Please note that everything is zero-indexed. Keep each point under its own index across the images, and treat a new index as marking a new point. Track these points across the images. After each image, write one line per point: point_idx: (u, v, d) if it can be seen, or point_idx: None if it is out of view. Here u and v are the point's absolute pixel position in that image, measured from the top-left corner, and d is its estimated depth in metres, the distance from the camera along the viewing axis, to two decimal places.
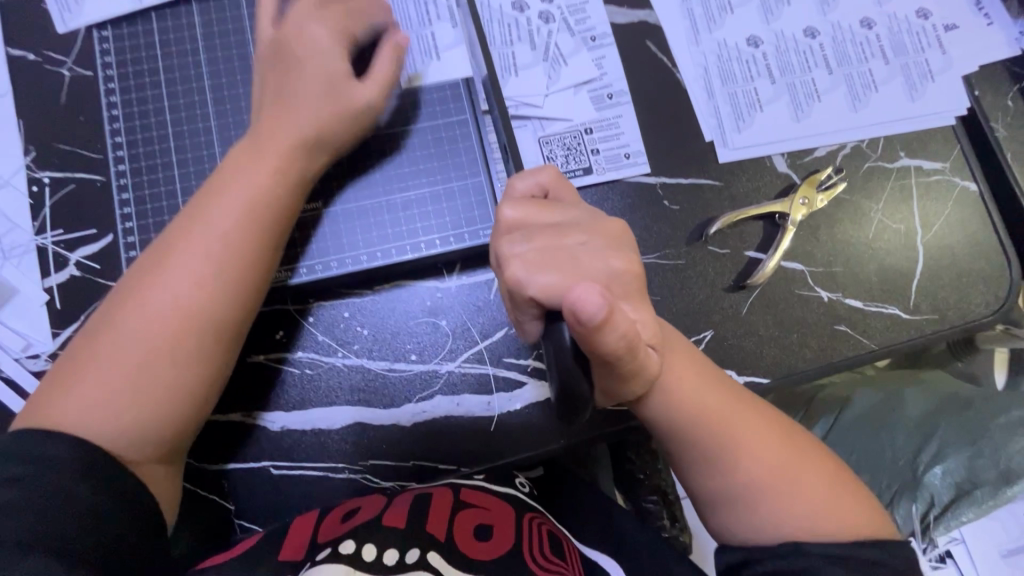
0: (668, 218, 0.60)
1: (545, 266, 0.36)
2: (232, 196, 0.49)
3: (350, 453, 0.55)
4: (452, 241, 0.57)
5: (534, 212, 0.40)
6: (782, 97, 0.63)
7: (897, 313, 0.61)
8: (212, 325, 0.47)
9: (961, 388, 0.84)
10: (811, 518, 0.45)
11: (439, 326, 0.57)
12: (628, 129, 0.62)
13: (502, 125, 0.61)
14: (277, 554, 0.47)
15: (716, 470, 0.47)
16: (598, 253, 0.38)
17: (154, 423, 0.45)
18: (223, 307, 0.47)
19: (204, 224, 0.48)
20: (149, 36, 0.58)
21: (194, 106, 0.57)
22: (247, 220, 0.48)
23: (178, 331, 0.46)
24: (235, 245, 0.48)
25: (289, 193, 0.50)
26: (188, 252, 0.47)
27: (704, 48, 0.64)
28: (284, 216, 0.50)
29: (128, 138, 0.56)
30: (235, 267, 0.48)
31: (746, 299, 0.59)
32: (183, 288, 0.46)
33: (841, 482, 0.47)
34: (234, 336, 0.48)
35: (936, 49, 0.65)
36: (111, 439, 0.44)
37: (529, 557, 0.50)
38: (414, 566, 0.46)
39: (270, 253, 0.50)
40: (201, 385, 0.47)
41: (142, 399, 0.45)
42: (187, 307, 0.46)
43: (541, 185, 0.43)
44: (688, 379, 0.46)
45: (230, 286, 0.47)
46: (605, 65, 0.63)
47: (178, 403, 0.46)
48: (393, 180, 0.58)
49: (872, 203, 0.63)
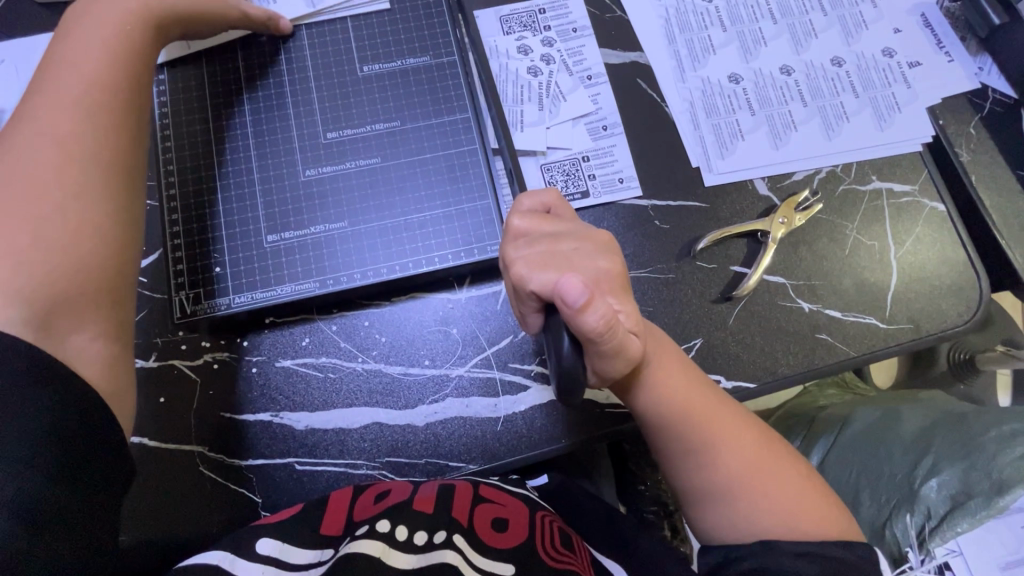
0: (659, 236, 0.66)
1: (543, 265, 0.42)
2: (78, 58, 0.53)
3: (369, 450, 0.60)
4: (462, 256, 0.63)
5: (537, 223, 0.46)
6: (761, 128, 0.70)
7: (874, 323, 0.65)
8: (100, 150, 0.51)
9: (956, 406, 0.86)
10: (785, 518, 0.49)
11: (450, 334, 0.63)
12: (621, 157, 0.68)
13: (509, 156, 0.68)
14: (319, 529, 0.52)
15: (700, 468, 0.51)
16: (589, 255, 0.43)
17: (74, 252, 0.47)
18: (108, 148, 0.51)
19: (66, 78, 0.52)
20: (199, 79, 0.66)
21: (236, 138, 0.65)
22: (110, 76, 0.53)
23: (68, 163, 0.49)
24: (102, 85, 0.53)
25: (140, 37, 0.57)
26: (54, 99, 0.51)
27: (689, 85, 0.71)
28: (140, 59, 0.56)
29: (178, 166, 0.64)
30: (110, 101, 0.53)
31: (733, 310, 0.64)
32: (55, 128, 0.49)
33: (814, 488, 0.51)
34: (127, 165, 0.52)
35: (902, 84, 0.72)
36: (25, 288, 0.44)
37: (542, 547, 0.53)
38: (442, 545, 0.50)
39: (135, 90, 0.55)
40: (110, 212, 0.50)
41: (56, 230, 0.47)
42: (70, 153, 0.49)
43: (545, 203, 0.49)
44: (676, 382, 0.51)
45: (109, 129, 0.52)
46: (600, 101, 0.70)
47: (94, 228, 0.48)
48: (409, 201, 0.64)
49: (848, 222, 0.68)
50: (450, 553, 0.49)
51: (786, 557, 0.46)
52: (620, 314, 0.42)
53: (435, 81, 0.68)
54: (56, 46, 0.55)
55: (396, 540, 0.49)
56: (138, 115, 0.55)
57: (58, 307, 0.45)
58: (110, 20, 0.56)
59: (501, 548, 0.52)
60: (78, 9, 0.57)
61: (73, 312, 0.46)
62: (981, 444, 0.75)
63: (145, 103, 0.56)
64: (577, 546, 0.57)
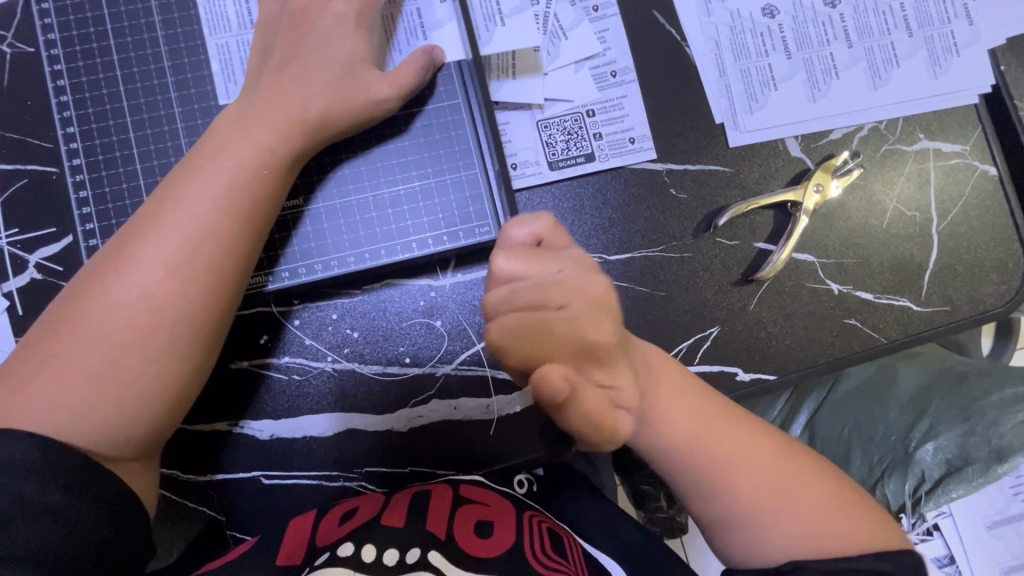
0: (675, 208, 0.57)
1: (517, 345, 0.32)
2: (208, 170, 0.44)
3: (345, 459, 0.53)
4: (445, 240, 0.53)
5: (521, 266, 0.34)
6: (798, 74, 0.59)
7: (908, 305, 0.59)
8: (194, 313, 0.42)
9: (954, 362, 0.79)
10: (815, 540, 0.41)
11: (434, 328, 0.54)
12: (633, 111, 0.57)
13: (486, 115, 0.54)
14: (274, 559, 0.46)
15: (711, 494, 0.43)
16: (578, 321, 0.33)
17: (131, 414, 0.41)
18: (198, 303, 0.42)
19: (180, 212, 0.43)
20: (97, 10, 0.51)
21: (154, 91, 0.51)
22: (227, 210, 0.43)
23: (156, 325, 0.41)
24: (216, 218, 0.43)
25: (275, 177, 0.46)
26: (161, 231, 0.42)
27: (715, 19, 0.59)
28: (270, 189, 0.46)
29: (82, 127, 0.50)
30: (223, 253, 0.43)
31: (755, 293, 0.57)
32: (155, 272, 0.41)
33: (845, 499, 0.44)
34: (219, 328, 0.44)
35: (963, 20, 0.61)
36: (80, 437, 0.39)
37: (531, 554, 0.47)
38: (415, 567, 0.44)
39: (257, 230, 0.45)
40: (187, 376, 0.43)
41: (130, 393, 0.41)
42: (157, 299, 0.41)
43: (536, 233, 0.37)
44: (669, 397, 0.44)
45: (206, 281, 0.42)
46: (608, 39, 0.58)
47: (160, 392, 0.42)
48: (379, 174, 0.53)
49: (888, 189, 0.59)
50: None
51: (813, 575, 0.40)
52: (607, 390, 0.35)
53: (407, 23, 0.53)
54: (235, 135, 0.45)
55: (363, 564, 0.44)
56: (251, 259, 0.45)
57: (104, 463, 0.40)
58: (274, 134, 0.46)
59: (483, 559, 0.46)
60: (291, 68, 0.47)
61: (119, 457, 0.41)
62: (980, 409, 0.72)
63: (261, 242, 0.46)
64: (571, 550, 0.51)
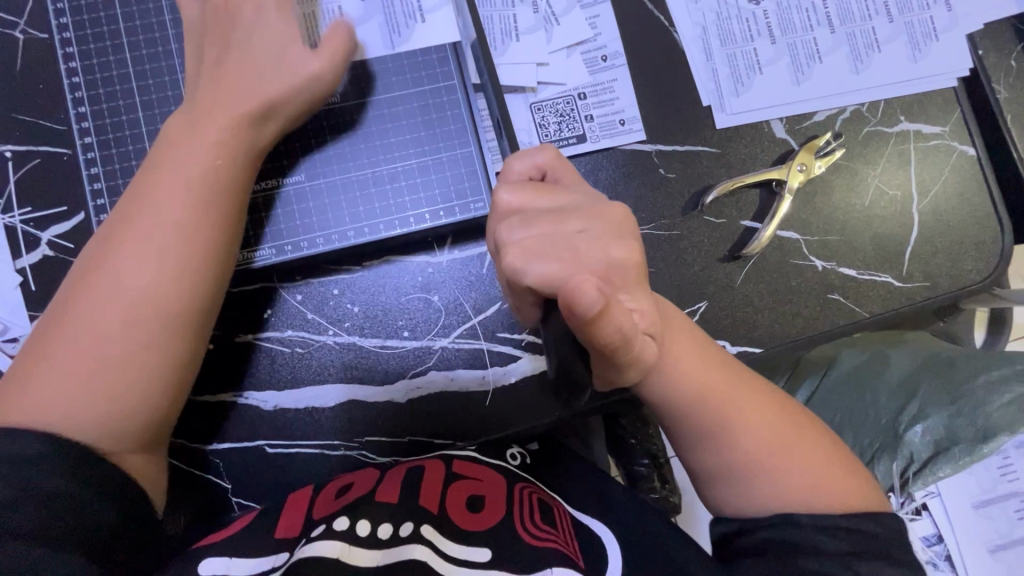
0: (664, 187, 0.59)
1: (543, 258, 0.34)
2: (176, 171, 0.46)
3: (346, 429, 0.55)
4: (442, 215, 0.55)
5: (531, 196, 0.37)
6: (782, 59, 0.61)
7: (888, 281, 0.61)
8: (181, 300, 0.44)
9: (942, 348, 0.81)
10: (807, 490, 0.43)
11: (432, 302, 0.56)
12: (623, 94, 0.59)
13: (492, 94, 0.58)
14: (273, 533, 0.47)
15: (710, 446, 0.45)
16: (599, 238, 0.35)
17: (131, 402, 0.42)
18: (184, 290, 0.44)
19: (153, 211, 0.44)
20: None
21: (162, 72, 0.53)
22: (197, 203, 0.45)
23: (144, 319, 0.43)
24: (191, 212, 0.45)
25: (241, 169, 0.48)
26: (138, 231, 0.44)
27: (703, 6, 0.61)
28: (239, 180, 0.48)
29: (93, 108, 0.52)
30: (202, 243, 0.45)
31: (741, 269, 0.59)
32: (139, 269, 0.43)
33: (838, 457, 0.45)
34: (206, 314, 0.46)
35: (942, 6, 0.63)
36: (85, 431, 0.41)
37: (521, 527, 0.49)
38: (409, 539, 0.46)
39: (231, 218, 0.47)
40: (181, 360, 0.45)
41: (129, 382, 0.42)
42: (145, 293, 0.43)
43: (539, 166, 0.40)
44: (681, 344, 0.45)
45: (190, 269, 0.45)
46: (599, 24, 0.60)
47: (157, 378, 0.43)
48: (378, 152, 0.55)
49: (871, 169, 0.62)
50: (419, 548, 0.45)
51: (806, 529, 0.41)
52: (633, 314, 0.36)
53: (405, 6, 0.56)
54: (191, 134, 0.47)
55: (358, 537, 0.45)
56: (231, 245, 0.47)
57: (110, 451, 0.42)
58: (232, 128, 0.47)
59: (473, 532, 0.48)
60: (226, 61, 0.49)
61: (125, 444, 0.43)
62: (968, 391, 0.72)
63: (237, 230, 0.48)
64: (559, 519, 0.53)
